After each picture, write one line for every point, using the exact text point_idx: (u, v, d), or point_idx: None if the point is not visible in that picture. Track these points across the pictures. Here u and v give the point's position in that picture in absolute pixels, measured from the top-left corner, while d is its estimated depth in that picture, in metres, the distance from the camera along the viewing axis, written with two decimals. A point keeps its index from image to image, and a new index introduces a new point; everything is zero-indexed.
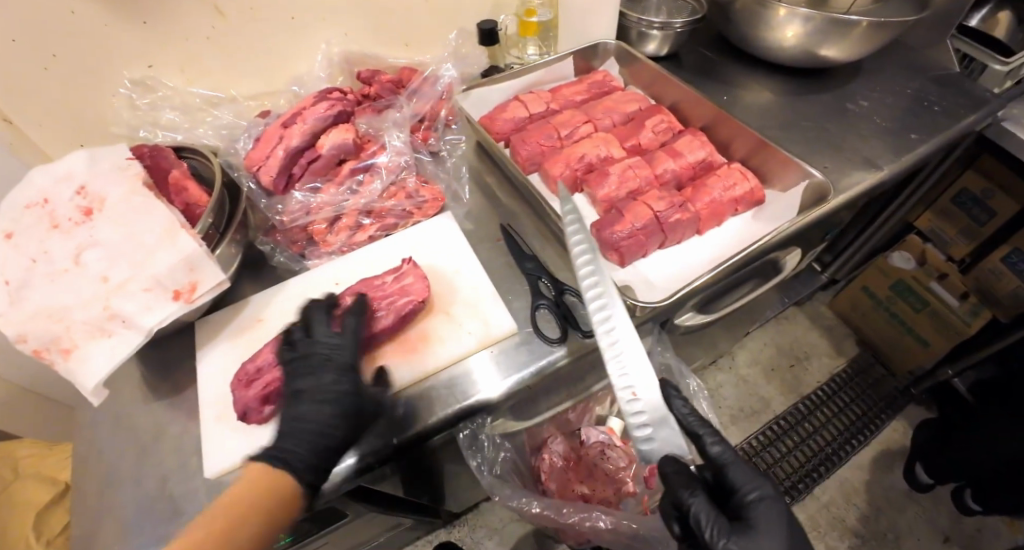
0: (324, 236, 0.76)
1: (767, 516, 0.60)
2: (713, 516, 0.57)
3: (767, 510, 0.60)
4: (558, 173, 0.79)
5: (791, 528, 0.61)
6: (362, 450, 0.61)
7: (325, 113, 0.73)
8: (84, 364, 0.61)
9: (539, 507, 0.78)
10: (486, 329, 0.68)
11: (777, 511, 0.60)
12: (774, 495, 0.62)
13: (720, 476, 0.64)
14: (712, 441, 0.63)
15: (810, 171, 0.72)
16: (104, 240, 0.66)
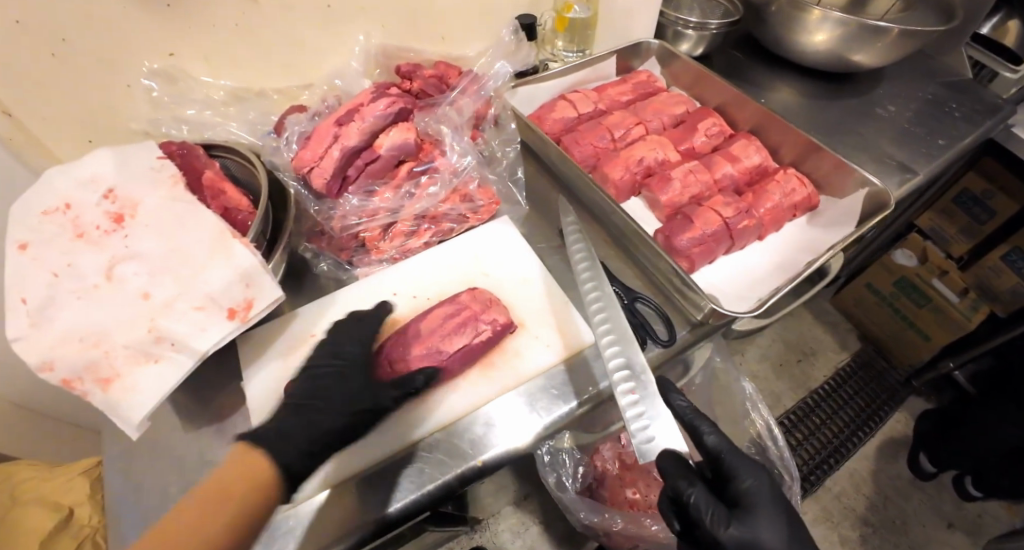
0: (377, 243, 0.72)
1: (766, 507, 0.54)
2: (711, 507, 0.53)
3: (765, 502, 0.55)
4: (618, 177, 0.78)
5: (790, 519, 0.55)
6: (441, 475, 0.59)
7: (385, 111, 0.67)
8: (129, 394, 0.54)
9: (618, 521, 0.80)
10: (563, 343, 0.66)
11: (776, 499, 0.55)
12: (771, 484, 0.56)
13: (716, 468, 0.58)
14: (709, 431, 0.58)
15: (871, 179, 0.71)
16: (142, 252, 0.59)
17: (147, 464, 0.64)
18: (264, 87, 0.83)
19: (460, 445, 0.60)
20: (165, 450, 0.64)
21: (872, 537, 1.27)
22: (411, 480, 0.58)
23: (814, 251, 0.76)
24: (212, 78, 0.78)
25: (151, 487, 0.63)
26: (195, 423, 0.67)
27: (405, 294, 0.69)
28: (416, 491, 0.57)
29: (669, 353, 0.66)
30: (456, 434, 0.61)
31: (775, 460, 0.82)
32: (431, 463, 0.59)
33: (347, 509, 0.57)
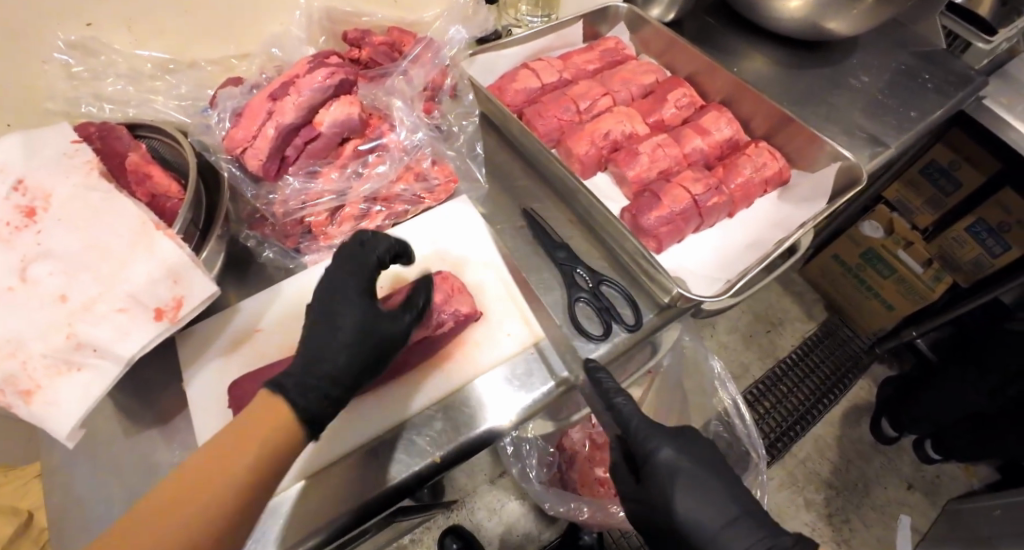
0: (325, 229, 0.66)
1: (688, 477, 0.55)
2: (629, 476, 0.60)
3: (658, 479, 0.56)
4: (583, 151, 0.74)
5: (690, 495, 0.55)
6: (402, 473, 0.55)
7: (324, 82, 0.61)
8: (52, 406, 0.50)
9: (586, 511, 0.78)
10: (525, 326, 0.62)
11: (698, 464, 0.56)
12: (667, 465, 0.56)
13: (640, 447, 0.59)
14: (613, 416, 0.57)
15: (843, 153, 0.68)
16: (56, 249, 0.53)
17: (80, 473, 0.59)
18: (197, 57, 0.75)
19: (437, 431, 0.58)
20: (103, 455, 0.60)
21: (835, 500, 1.31)
22: (373, 478, 0.55)
23: (786, 228, 0.73)
24: (136, 49, 0.70)
25: (89, 496, 0.58)
26: (136, 427, 0.62)
27: None
28: (377, 488, 0.54)
29: (636, 338, 0.64)
30: (429, 424, 0.58)
31: (743, 438, 0.83)
32: (405, 451, 0.57)
33: (322, 503, 0.53)
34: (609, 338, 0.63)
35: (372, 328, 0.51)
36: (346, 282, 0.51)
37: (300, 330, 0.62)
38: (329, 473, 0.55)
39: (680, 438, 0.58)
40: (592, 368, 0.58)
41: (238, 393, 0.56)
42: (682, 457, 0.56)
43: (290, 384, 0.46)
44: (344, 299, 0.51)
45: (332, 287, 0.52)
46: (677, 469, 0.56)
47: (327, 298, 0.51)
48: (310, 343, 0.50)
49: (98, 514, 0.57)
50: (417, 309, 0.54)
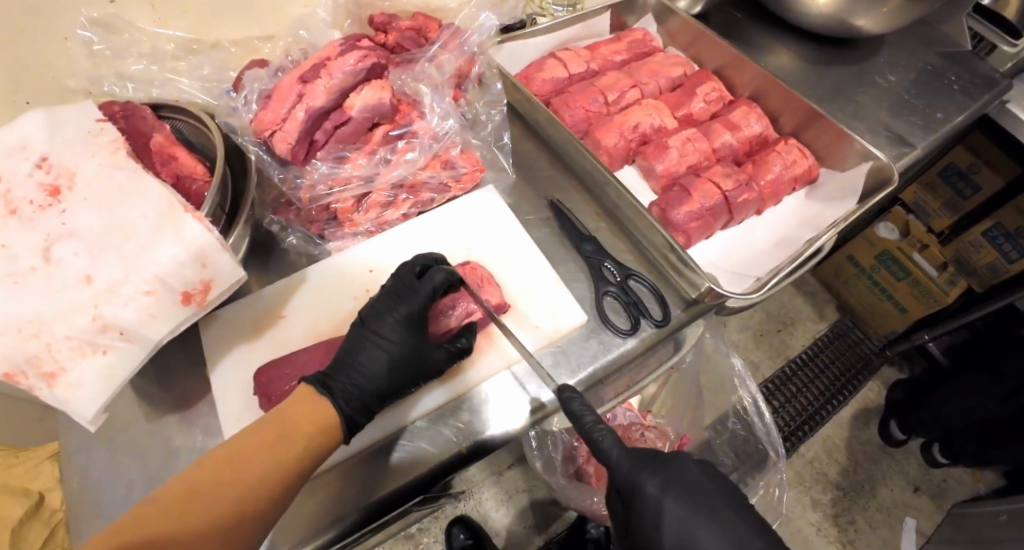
0: (351, 216, 0.66)
1: (676, 518, 0.51)
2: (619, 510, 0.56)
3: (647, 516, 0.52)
4: (611, 143, 0.73)
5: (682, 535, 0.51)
6: (427, 464, 0.56)
7: (357, 64, 0.59)
8: (77, 390, 0.49)
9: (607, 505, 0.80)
10: (553, 319, 0.62)
11: (686, 499, 0.52)
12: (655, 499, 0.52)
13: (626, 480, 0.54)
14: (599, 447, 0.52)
15: (875, 152, 0.68)
16: (81, 229, 0.52)
17: (101, 455, 0.59)
18: (220, 38, 0.74)
19: (447, 430, 0.58)
20: (124, 439, 0.60)
21: (842, 501, 1.31)
22: (397, 471, 0.56)
23: (815, 226, 0.73)
24: (158, 28, 0.70)
25: (110, 479, 0.58)
26: (157, 411, 0.61)
27: (383, 271, 0.64)
28: (403, 479, 0.55)
29: (664, 333, 0.63)
30: (440, 424, 0.58)
31: (761, 435, 0.83)
32: (414, 450, 0.57)
33: (333, 500, 0.54)
34: (637, 332, 0.62)
35: (407, 356, 0.53)
36: (392, 307, 0.54)
37: (324, 316, 0.62)
38: (340, 469, 0.55)
39: (664, 468, 0.54)
40: (564, 400, 0.53)
41: (264, 382, 0.55)
42: (668, 492, 0.52)
43: (334, 387, 0.50)
44: (388, 323, 0.53)
45: (378, 310, 0.54)
46: (663, 506, 0.52)
47: (373, 320, 0.53)
48: (349, 358, 0.52)
49: (119, 497, 0.57)
50: (454, 346, 0.56)
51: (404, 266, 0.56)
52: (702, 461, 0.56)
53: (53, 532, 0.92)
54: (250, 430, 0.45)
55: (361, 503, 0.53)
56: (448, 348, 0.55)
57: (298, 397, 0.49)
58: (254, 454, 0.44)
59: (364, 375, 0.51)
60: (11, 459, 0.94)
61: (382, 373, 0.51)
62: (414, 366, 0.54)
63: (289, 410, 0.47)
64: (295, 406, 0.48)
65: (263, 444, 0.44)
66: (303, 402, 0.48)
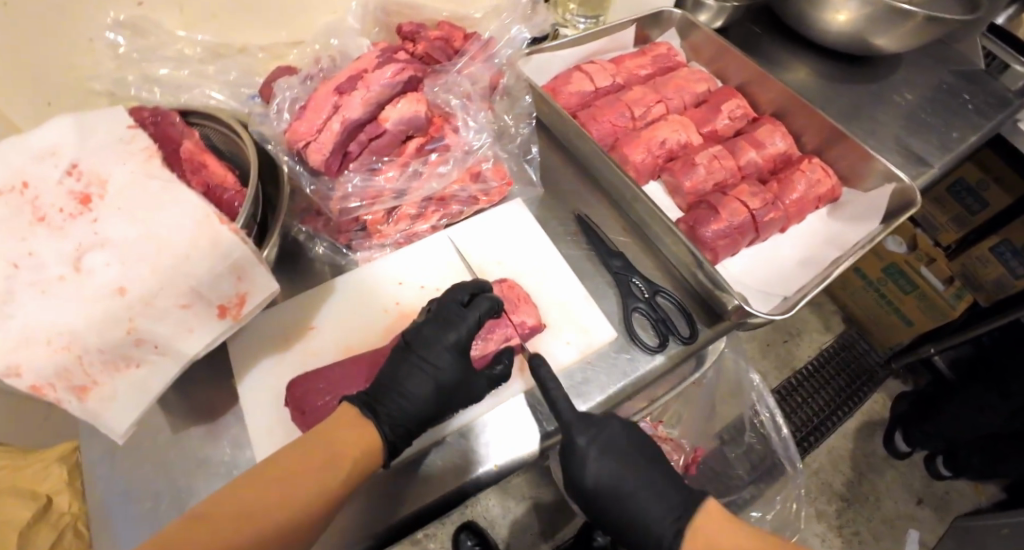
0: (379, 227, 0.66)
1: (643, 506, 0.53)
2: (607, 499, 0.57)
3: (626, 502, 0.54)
4: (638, 159, 0.73)
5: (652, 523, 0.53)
6: (461, 478, 0.57)
7: (393, 78, 0.59)
8: (109, 403, 0.50)
9: None
10: (586, 337, 0.62)
11: (610, 451, 0.54)
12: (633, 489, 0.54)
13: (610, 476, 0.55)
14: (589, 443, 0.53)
15: (900, 173, 0.68)
16: (113, 238, 0.50)
17: (130, 464, 0.59)
18: (247, 43, 0.74)
19: (474, 450, 0.58)
20: (152, 449, 0.59)
21: (846, 512, 1.33)
22: (429, 487, 0.56)
23: (839, 245, 0.73)
24: (184, 31, 0.68)
25: (138, 490, 0.58)
26: (184, 421, 0.61)
27: (412, 284, 0.64)
28: (436, 494, 0.56)
29: (691, 350, 0.63)
30: (467, 443, 0.58)
31: (778, 449, 0.85)
32: (441, 470, 0.57)
33: (360, 516, 0.54)
34: (666, 349, 0.63)
35: (450, 385, 0.53)
36: (439, 334, 0.53)
37: (354, 327, 0.62)
38: (368, 485, 0.55)
39: (597, 423, 0.55)
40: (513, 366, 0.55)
41: (297, 395, 0.54)
42: (596, 447, 0.54)
43: (380, 413, 0.51)
44: (436, 350, 0.53)
45: (424, 335, 0.54)
46: (590, 457, 0.54)
47: (420, 348, 0.53)
48: (394, 383, 0.52)
49: (147, 508, 0.57)
50: (493, 373, 0.55)
51: (450, 291, 0.55)
52: (629, 421, 0.57)
53: (61, 535, 0.88)
54: (295, 446, 0.46)
55: (388, 521, 0.54)
56: (489, 376, 0.55)
57: (342, 417, 0.49)
58: (300, 472, 0.44)
59: (409, 403, 0.51)
60: (22, 461, 0.94)
61: (428, 398, 0.51)
62: (457, 395, 0.54)
63: (334, 429, 0.48)
64: (338, 424, 0.48)
65: (310, 461, 0.45)
66: (349, 422, 0.49)
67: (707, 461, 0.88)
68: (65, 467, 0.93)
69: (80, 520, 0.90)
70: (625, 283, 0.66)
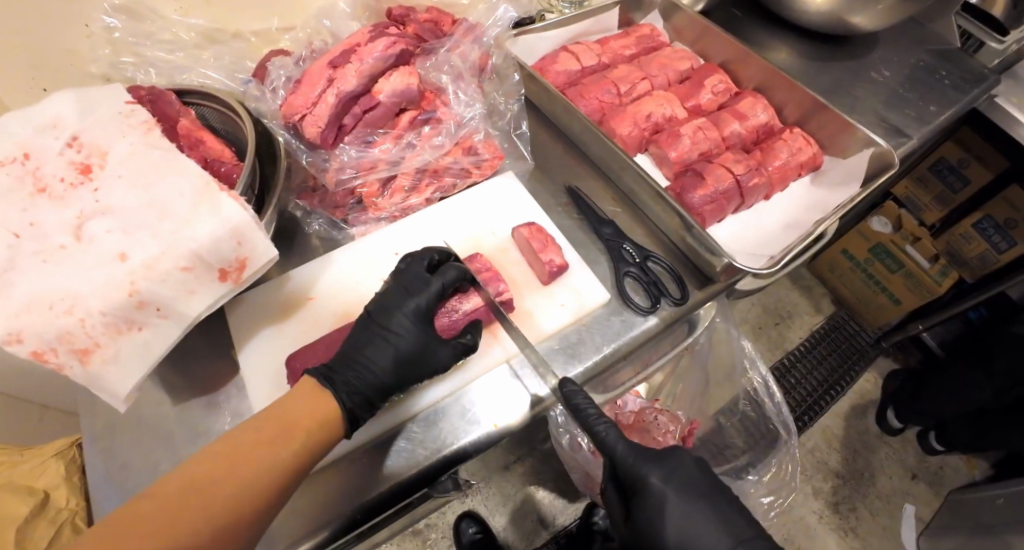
0: (375, 200, 0.68)
1: (678, 511, 0.53)
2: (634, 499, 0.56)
3: (657, 501, 0.53)
4: (626, 132, 0.76)
5: (686, 525, 0.52)
6: (458, 440, 0.58)
7: (385, 51, 0.62)
8: (111, 367, 0.50)
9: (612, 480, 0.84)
10: (578, 298, 0.64)
11: (688, 495, 0.53)
12: (663, 485, 0.54)
13: (640, 482, 0.55)
14: (602, 429, 0.55)
15: (878, 138, 0.70)
16: (115, 206, 0.52)
17: (129, 437, 0.59)
18: (241, 28, 0.76)
19: (452, 421, 0.59)
20: (152, 423, 0.60)
21: (842, 489, 1.34)
22: (426, 452, 0.57)
23: (821, 210, 0.76)
24: (180, 17, 0.71)
25: (138, 461, 0.58)
26: (182, 394, 0.61)
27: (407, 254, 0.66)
28: (435, 455, 0.57)
29: (682, 311, 0.65)
30: (440, 416, 0.59)
31: (772, 416, 0.86)
32: (426, 440, 0.58)
33: (338, 488, 0.55)
34: (657, 309, 0.65)
35: (412, 352, 0.53)
36: (401, 300, 0.55)
37: (352, 296, 0.64)
38: (346, 459, 0.56)
39: (669, 467, 0.55)
40: (566, 394, 0.56)
41: (296, 367, 0.56)
42: (673, 490, 0.53)
43: (338, 380, 0.51)
44: (397, 318, 0.54)
45: (386, 304, 0.55)
46: (669, 498, 0.53)
47: (381, 316, 0.55)
48: (358, 354, 0.53)
49: (148, 478, 0.57)
50: (460, 343, 0.56)
51: (417, 256, 0.58)
52: (702, 462, 0.57)
53: (59, 531, 0.80)
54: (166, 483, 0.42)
55: (367, 493, 0.55)
56: (458, 345, 0.56)
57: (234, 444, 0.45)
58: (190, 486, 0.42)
59: (375, 370, 0.52)
60: (17, 457, 0.85)
61: (387, 368, 0.52)
62: (420, 365, 0.54)
63: (209, 471, 0.43)
64: (225, 449, 0.44)
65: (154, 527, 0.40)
66: (230, 460, 0.44)
67: (704, 434, 0.91)
68: (62, 463, 0.85)
69: (79, 516, 0.83)
70: (619, 250, 0.68)
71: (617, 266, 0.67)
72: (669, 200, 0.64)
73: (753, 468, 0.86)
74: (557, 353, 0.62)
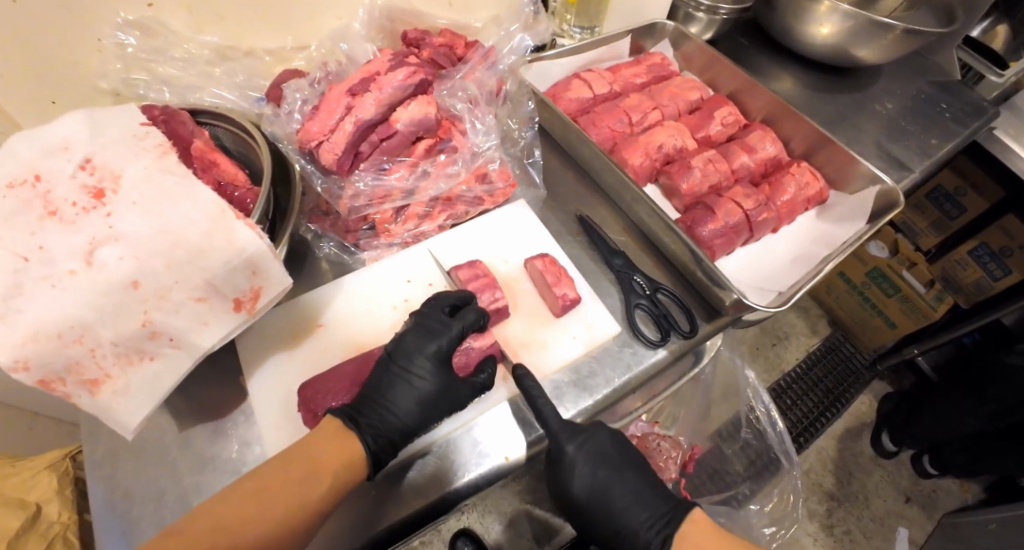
0: (388, 226, 0.68)
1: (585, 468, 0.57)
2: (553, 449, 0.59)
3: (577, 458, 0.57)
4: (637, 162, 0.76)
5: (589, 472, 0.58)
6: (470, 473, 0.58)
7: (405, 81, 0.62)
8: (121, 396, 0.51)
9: None
10: (590, 332, 0.64)
11: (595, 457, 0.58)
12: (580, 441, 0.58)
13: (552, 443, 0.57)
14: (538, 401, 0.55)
15: (884, 177, 0.71)
16: (128, 233, 0.50)
17: (133, 463, 0.58)
18: (254, 46, 0.75)
19: (462, 454, 0.59)
20: (156, 449, 0.59)
21: (836, 511, 1.36)
22: (438, 486, 0.57)
23: (827, 245, 0.76)
24: (195, 34, 0.70)
25: (144, 489, 0.57)
26: (188, 420, 0.60)
27: (420, 282, 0.66)
28: (447, 489, 0.57)
29: (690, 344, 0.65)
30: (450, 448, 0.59)
31: (774, 444, 0.89)
32: (439, 473, 0.57)
33: (349, 522, 0.55)
34: (666, 343, 0.65)
35: (433, 395, 0.54)
36: (421, 344, 0.55)
37: (363, 325, 0.63)
38: (357, 493, 0.56)
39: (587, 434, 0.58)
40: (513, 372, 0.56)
41: (309, 400, 0.56)
42: (587, 456, 0.57)
43: (363, 422, 0.51)
44: (419, 361, 0.54)
45: (405, 347, 0.55)
46: (579, 461, 0.57)
47: (402, 359, 0.55)
48: (382, 399, 0.53)
49: (153, 506, 0.56)
50: (476, 382, 0.56)
51: (436, 300, 0.58)
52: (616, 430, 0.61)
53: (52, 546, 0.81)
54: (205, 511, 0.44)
55: (376, 528, 0.54)
56: (473, 385, 0.56)
57: (247, 487, 0.45)
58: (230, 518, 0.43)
59: (397, 415, 0.52)
60: (9, 469, 0.84)
61: (412, 411, 0.52)
62: (441, 406, 0.55)
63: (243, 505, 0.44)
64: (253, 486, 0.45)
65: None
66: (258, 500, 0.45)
67: (705, 456, 0.90)
68: (56, 476, 0.84)
69: (71, 530, 0.83)
70: (631, 281, 0.68)
71: (629, 299, 0.67)
72: (678, 234, 0.65)
73: (753, 497, 0.88)
74: (566, 386, 0.62)
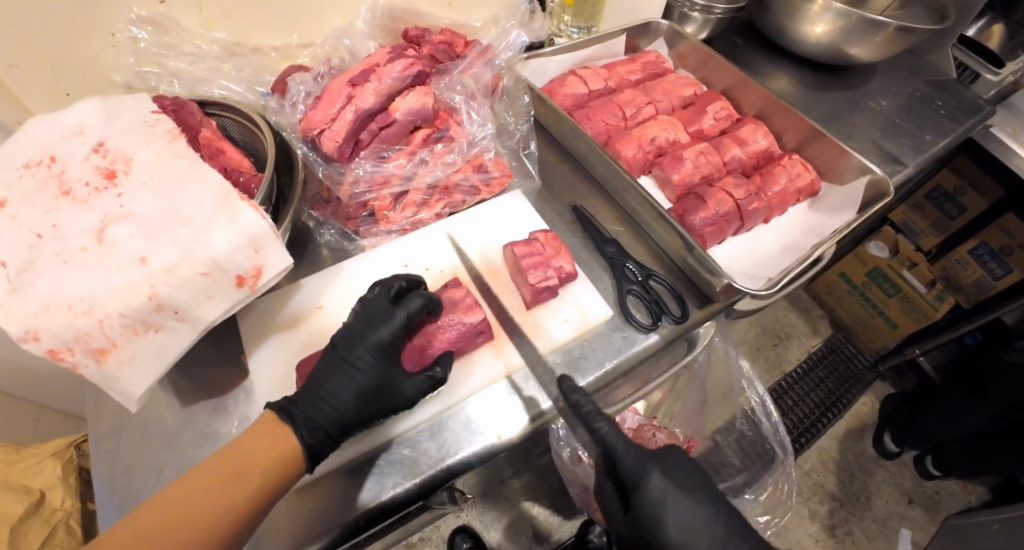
0: (386, 213, 0.71)
1: (666, 500, 0.55)
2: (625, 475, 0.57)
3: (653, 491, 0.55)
4: (630, 154, 0.78)
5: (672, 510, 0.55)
6: (462, 450, 0.59)
7: (403, 72, 0.65)
8: (128, 365, 0.51)
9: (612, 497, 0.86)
10: (583, 316, 0.66)
11: (675, 485, 0.56)
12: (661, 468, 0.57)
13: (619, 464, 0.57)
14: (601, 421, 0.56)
15: (873, 167, 0.73)
16: (138, 213, 0.53)
17: (137, 438, 0.60)
18: (261, 43, 0.78)
19: (455, 431, 0.60)
20: (160, 425, 0.61)
21: (838, 512, 1.35)
22: (431, 462, 0.58)
23: (818, 234, 0.78)
24: (205, 30, 0.73)
25: (149, 462, 0.59)
26: (191, 398, 0.62)
27: (416, 266, 0.68)
28: (439, 466, 0.58)
29: (682, 329, 0.67)
30: (444, 426, 0.60)
31: (769, 435, 0.87)
32: (433, 450, 0.59)
33: (344, 494, 0.56)
34: (657, 327, 0.66)
35: (369, 385, 0.54)
36: (363, 333, 0.56)
37: None
38: (356, 465, 0.58)
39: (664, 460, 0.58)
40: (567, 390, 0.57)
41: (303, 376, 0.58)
42: (665, 481, 0.56)
43: (296, 416, 0.52)
44: (358, 350, 0.55)
45: (351, 334, 0.56)
46: (664, 494, 0.55)
47: (347, 349, 0.56)
48: (318, 389, 0.54)
49: (157, 479, 0.58)
50: (428, 375, 0.57)
51: (384, 284, 0.59)
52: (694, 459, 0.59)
53: (53, 534, 0.83)
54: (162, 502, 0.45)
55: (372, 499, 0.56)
56: (426, 377, 0.56)
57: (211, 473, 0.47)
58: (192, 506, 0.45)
59: (337, 403, 0.53)
60: (12, 455, 0.86)
61: (348, 402, 0.53)
62: (382, 397, 0.55)
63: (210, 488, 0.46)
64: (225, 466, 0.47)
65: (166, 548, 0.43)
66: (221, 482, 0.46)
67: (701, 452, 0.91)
68: (59, 463, 0.86)
69: (72, 519, 0.85)
70: (623, 268, 0.70)
71: (621, 284, 0.69)
72: (672, 224, 0.67)
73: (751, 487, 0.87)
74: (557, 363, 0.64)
